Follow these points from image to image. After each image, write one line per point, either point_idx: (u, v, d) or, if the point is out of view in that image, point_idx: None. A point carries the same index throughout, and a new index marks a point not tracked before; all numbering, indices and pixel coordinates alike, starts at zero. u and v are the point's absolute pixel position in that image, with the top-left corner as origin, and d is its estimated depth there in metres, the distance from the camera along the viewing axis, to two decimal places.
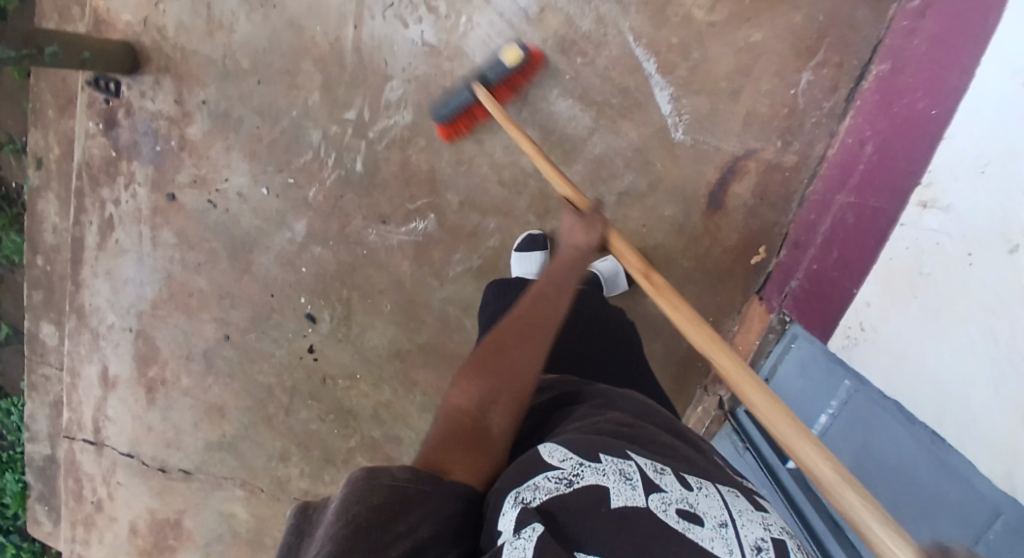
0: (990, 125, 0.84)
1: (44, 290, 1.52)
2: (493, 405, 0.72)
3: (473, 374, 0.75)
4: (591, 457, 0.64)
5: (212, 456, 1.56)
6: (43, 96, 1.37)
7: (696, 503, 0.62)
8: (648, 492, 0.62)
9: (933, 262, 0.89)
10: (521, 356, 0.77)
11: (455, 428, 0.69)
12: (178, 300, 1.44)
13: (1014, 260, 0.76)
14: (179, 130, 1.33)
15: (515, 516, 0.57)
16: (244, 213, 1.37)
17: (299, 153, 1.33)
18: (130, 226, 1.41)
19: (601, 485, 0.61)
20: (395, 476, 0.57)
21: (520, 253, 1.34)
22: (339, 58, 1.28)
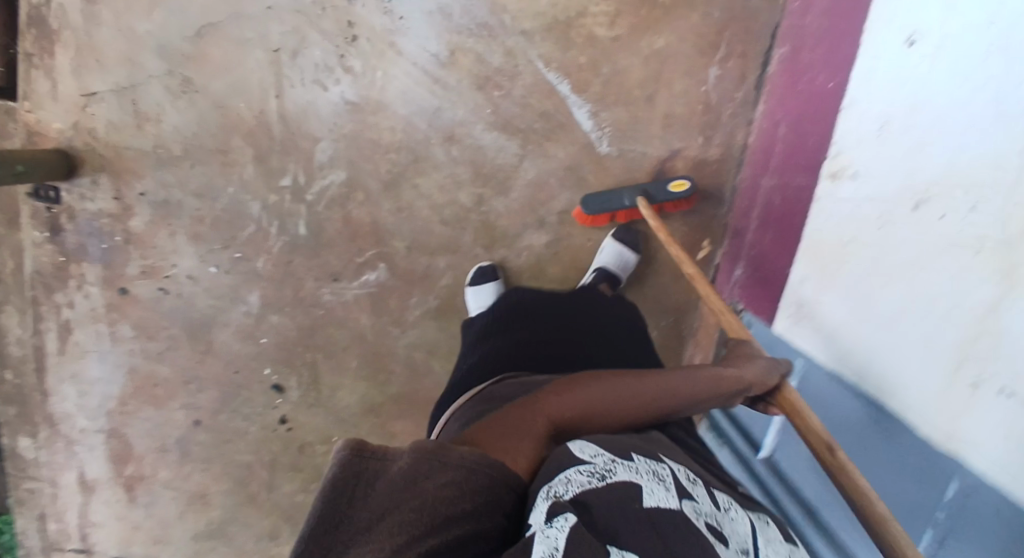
0: (882, 89, 0.87)
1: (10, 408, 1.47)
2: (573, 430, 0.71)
3: (566, 390, 0.74)
4: (623, 457, 0.63)
5: (201, 546, 1.52)
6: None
7: (723, 522, 0.61)
8: (681, 497, 0.61)
9: (851, 228, 0.91)
10: (613, 396, 0.74)
11: (521, 423, 0.68)
12: (144, 391, 1.45)
13: (924, 214, 0.77)
14: (122, 224, 1.37)
15: (549, 504, 0.56)
16: (197, 294, 1.39)
17: (241, 226, 1.36)
18: (89, 326, 1.42)
19: (633, 482, 0.60)
20: (463, 457, 0.58)
21: (474, 287, 1.34)
22: (267, 129, 1.32)
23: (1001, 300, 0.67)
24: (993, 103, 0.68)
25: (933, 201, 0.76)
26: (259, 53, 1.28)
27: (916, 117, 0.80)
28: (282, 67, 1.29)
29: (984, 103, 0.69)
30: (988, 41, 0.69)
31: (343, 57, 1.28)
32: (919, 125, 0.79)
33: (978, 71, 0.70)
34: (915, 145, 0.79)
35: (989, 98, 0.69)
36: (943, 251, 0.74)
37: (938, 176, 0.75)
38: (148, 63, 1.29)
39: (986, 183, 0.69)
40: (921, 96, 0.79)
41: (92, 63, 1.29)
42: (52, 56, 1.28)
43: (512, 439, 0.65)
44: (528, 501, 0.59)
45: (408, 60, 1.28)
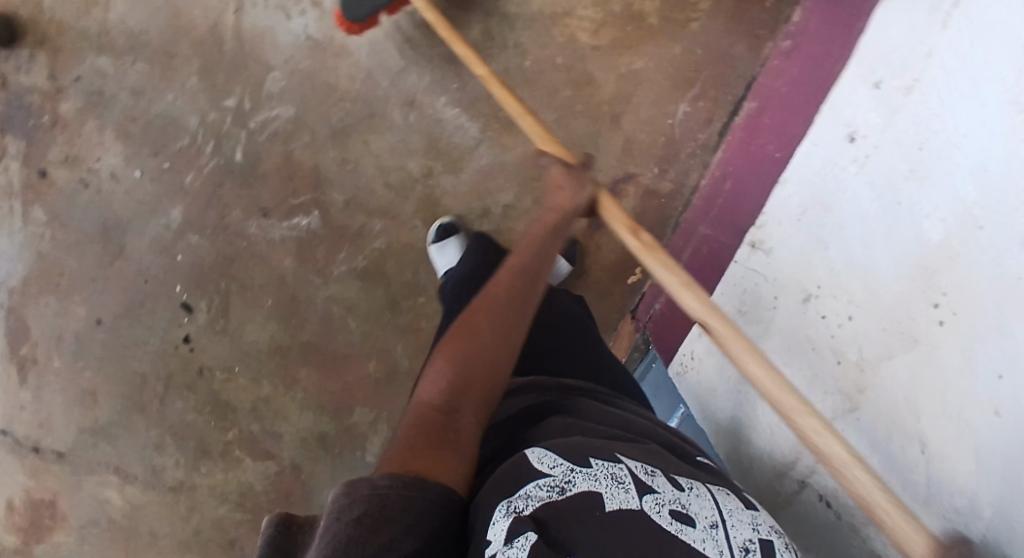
0: (812, 173, 0.87)
1: None
2: (465, 396, 0.65)
3: (446, 362, 0.67)
4: (582, 462, 0.58)
5: (84, 441, 1.53)
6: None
7: (689, 505, 0.57)
8: (642, 494, 0.56)
9: (749, 299, 0.92)
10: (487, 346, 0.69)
11: (423, 423, 0.61)
12: (48, 279, 1.42)
13: (806, 309, 0.79)
14: (52, 105, 1.30)
15: (509, 525, 0.52)
16: (116, 194, 1.33)
17: (175, 137, 1.29)
18: (3, 201, 1.38)
19: (593, 492, 0.55)
20: (375, 484, 0.50)
21: (438, 244, 1.27)
22: (219, 44, 1.24)
23: (842, 412, 0.71)
24: (889, 227, 0.70)
25: (817, 299, 0.78)
26: None
27: (829, 211, 0.81)
28: None
29: (881, 225, 0.71)
30: (903, 166, 0.70)
31: None
32: (830, 219, 0.80)
33: (885, 191, 0.72)
34: (819, 237, 0.81)
35: (885, 220, 0.71)
36: (808, 351, 0.77)
37: (828, 276, 0.77)
38: None
39: (866, 299, 0.70)
40: (839, 193, 0.80)
41: None
42: None
43: (429, 446, 0.58)
44: (482, 515, 0.55)
45: (383, 15, 1.23)
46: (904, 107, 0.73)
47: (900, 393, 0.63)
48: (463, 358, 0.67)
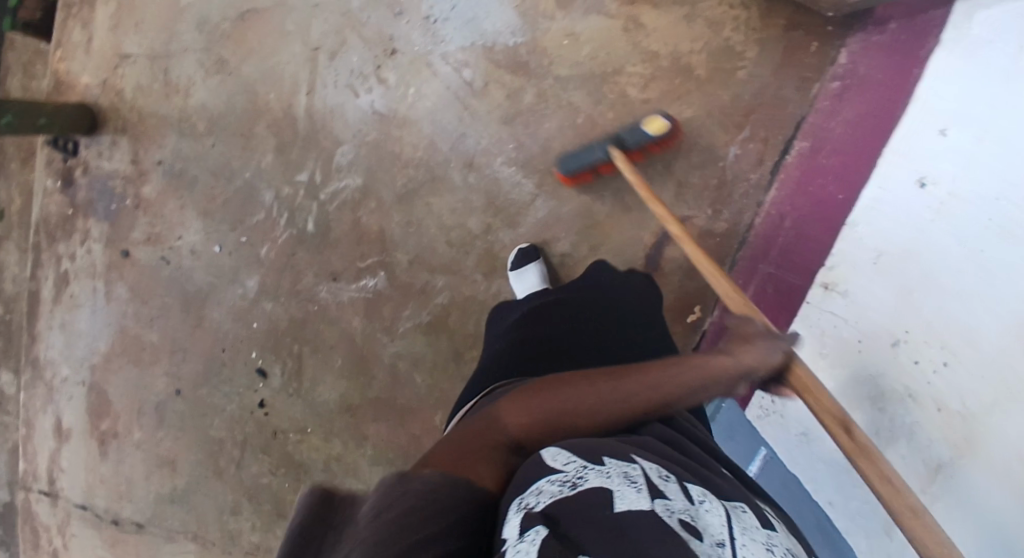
0: (886, 216, 0.89)
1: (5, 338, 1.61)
2: (543, 441, 0.65)
3: (532, 398, 0.67)
4: (595, 462, 0.59)
5: (162, 508, 1.55)
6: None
7: (697, 518, 0.55)
8: (653, 497, 0.55)
9: (832, 343, 0.94)
10: (590, 398, 0.68)
11: (482, 438, 0.63)
12: (130, 352, 1.48)
13: (896, 353, 0.82)
14: (135, 188, 1.39)
15: (517, 521, 0.52)
16: (196, 268, 1.41)
17: (251, 212, 1.37)
18: (86, 280, 1.45)
19: (604, 488, 0.55)
20: (427, 484, 0.54)
21: (516, 272, 1.29)
22: (292, 123, 1.31)
23: (950, 460, 0.72)
24: (980, 273, 0.72)
25: (908, 344, 0.80)
26: (298, 47, 1.28)
27: (909, 256, 0.83)
28: (318, 67, 1.29)
29: (969, 270, 0.73)
30: (987, 211, 0.73)
31: (380, 68, 1.28)
32: (912, 264, 0.82)
33: (969, 238, 0.74)
34: (904, 283, 0.82)
35: (975, 266, 0.72)
36: (905, 399, 0.79)
37: (918, 322, 0.79)
38: (186, 35, 1.31)
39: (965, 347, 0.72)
40: (917, 239, 0.82)
41: (129, 27, 1.33)
42: (93, 10, 1.35)
43: (471, 457, 0.60)
44: (497, 519, 0.55)
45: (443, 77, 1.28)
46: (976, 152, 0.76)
47: (1011, 444, 0.65)
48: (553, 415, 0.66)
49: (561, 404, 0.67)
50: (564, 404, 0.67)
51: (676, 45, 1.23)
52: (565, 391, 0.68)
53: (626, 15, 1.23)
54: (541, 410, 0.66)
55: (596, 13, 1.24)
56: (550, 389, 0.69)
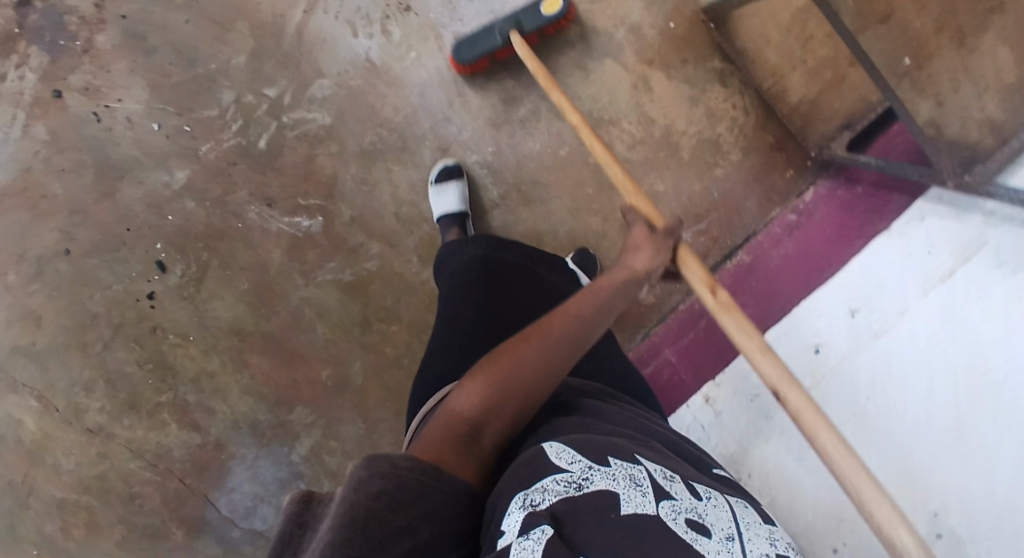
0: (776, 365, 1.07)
1: None
2: (496, 412, 0.68)
3: (481, 376, 0.70)
4: (600, 461, 0.61)
5: (16, 358, 1.43)
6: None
7: (705, 514, 0.60)
8: (658, 500, 0.59)
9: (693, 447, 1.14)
10: (523, 368, 0.71)
11: (448, 435, 0.64)
12: (26, 195, 1.37)
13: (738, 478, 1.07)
14: (88, 32, 1.31)
15: (520, 515, 0.55)
16: (126, 138, 1.32)
17: (204, 105, 1.30)
18: (6, 105, 1.33)
19: (610, 491, 0.58)
20: (396, 465, 0.54)
21: (435, 186, 1.24)
22: (279, 37, 1.27)
23: None
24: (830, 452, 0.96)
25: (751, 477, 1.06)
26: None
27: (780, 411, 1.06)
28: None
29: None
30: (849, 405, 0.97)
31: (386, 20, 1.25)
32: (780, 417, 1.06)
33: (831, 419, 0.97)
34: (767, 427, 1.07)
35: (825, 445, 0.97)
36: None
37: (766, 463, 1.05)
38: None
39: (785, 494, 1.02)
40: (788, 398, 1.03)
41: None
42: None
43: (444, 456, 0.62)
44: (503, 504, 0.57)
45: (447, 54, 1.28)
46: (872, 352, 0.98)
47: None
48: (502, 381, 0.69)
49: (504, 371, 0.70)
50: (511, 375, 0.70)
51: (672, 121, 1.24)
52: (507, 359, 0.71)
53: (640, 72, 1.22)
54: (485, 384, 0.69)
55: (612, 58, 1.22)
56: (493, 363, 0.71)
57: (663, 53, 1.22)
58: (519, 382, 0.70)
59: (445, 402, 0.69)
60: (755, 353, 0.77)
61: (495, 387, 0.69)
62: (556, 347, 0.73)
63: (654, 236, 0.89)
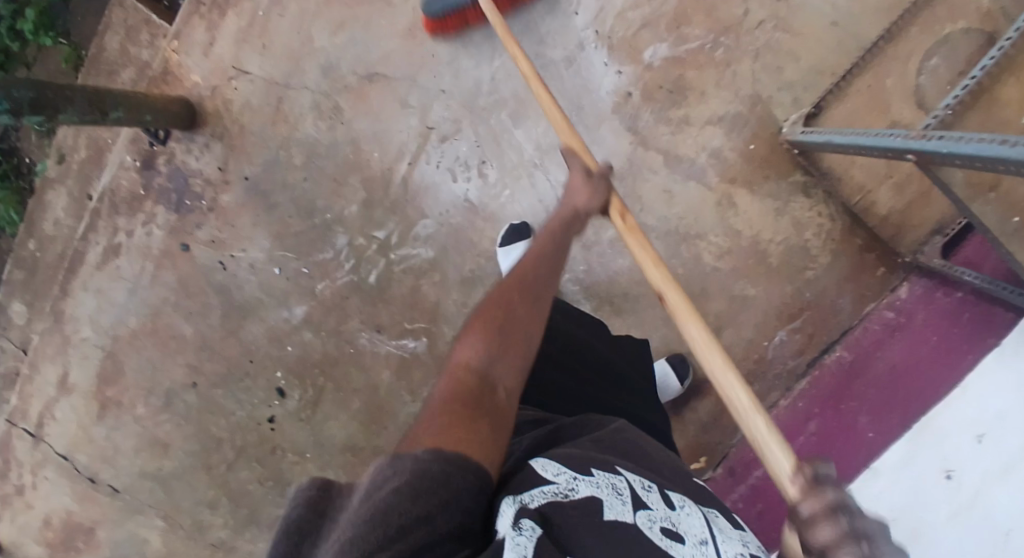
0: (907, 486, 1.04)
1: (24, 271, 1.61)
2: (498, 371, 0.66)
3: (482, 328, 0.69)
4: (583, 472, 0.60)
5: (142, 483, 1.53)
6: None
7: (676, 522, 0.59)
8: (636, 508, 0.58)
9: None
10: (529, 324, 0.72)
11: (461, 392, 0.61)
12: (157, 335, 1.49)
13: None
14: (213, 192, 1.41)
15: (511, 511, 0.51)
16: (249, 282, 1.43)
17: (319, 249, 1.40)
18: (136, 259, 1.46)
19: (595, 498, 0.56)
20: (420, 459, 0.50)
21: (505, 247, 1.28)
22: (386, 184, 1.36)
23: None
24: None
25: None
26: (413, 123, 1.33)
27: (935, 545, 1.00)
28: (427, 143, 1.33)
29: None
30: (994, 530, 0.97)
31: (483, 163, 1.33)
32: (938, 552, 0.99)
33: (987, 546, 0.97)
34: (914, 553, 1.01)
35: None
36: None
37: None
38: (309, 76, 1.35)
39: None
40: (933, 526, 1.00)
41: (255, 44, 1.36)
42: (222, 17, 1.37)
43: (458, 410, 0.58)
44: (490, 508, 0.54)
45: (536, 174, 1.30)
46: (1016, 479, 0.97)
47: None
48: (502, 337, 0.68)
49: (511, 332, 0.70)
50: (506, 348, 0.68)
51: (760, 233, 1.28)
52: (501, 319, 0.70)
53: (725, 191, 1.28)
54: (489, 351, 0.68)
55: (697, 181, 1.27)
56: (487, 324, 0.70)
57: (747, 171, 1.26)
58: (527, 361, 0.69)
59: (451, 361, 0.67)
60: (697, 336, 0.77)
61: (496, 343, 0.68)
62: (536, 304, 0.74)
63: (593, 182, 0.92)
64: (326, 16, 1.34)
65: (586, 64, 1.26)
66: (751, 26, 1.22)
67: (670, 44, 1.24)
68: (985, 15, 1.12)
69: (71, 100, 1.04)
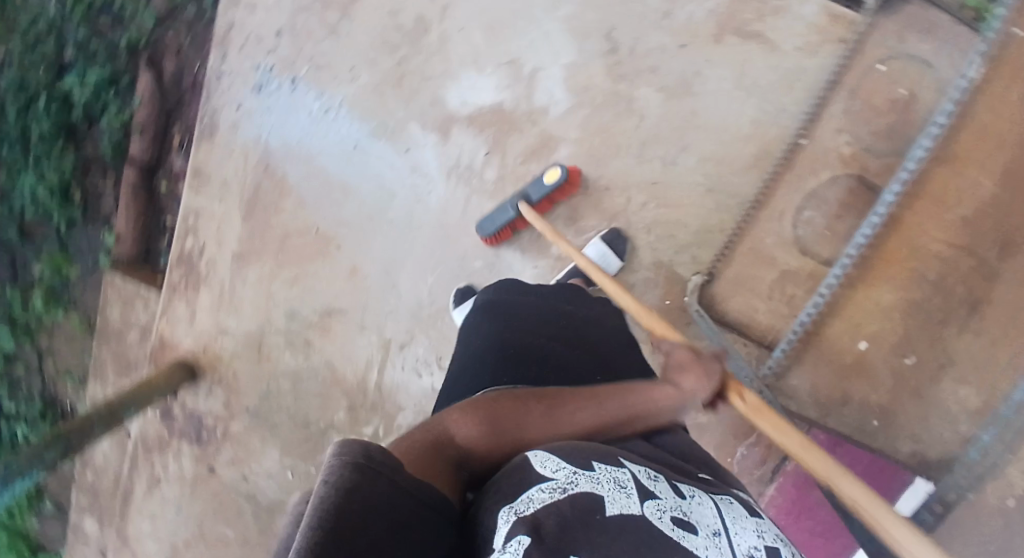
0: None
1: (88, 496, 1.89)
2: (487, 451, 0.67)
3: (480, 412, 0.70)
4: (584, 466, 0.61)
5: None
6: (104, 357, 1.65)
7: (689, 512, 0.61)
8: (644, 499, 0.59)
9: None
10: (553, 424, 0.72)
11: (434, 448, 0.63)
12: (205, 543, 1.68)
13: None
14: (224, 424, 1.59)
15: (506, 528, 0.52)
16: (270, 487, 1.62)
17: (321, 452, 1.57)
18: (175, 485, 1.69)
19: (596, 493, 0.58)
20: (371, 457, 0.48)
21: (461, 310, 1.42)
22: (364, 391, 1.52)
23: None
24: None
25: None
26: (373, 338, 1.49)
27: None
28: (389, 353, 1.49)
29: None
30: None
31: (441, 358, 1.48)
32: None
33: None
34: None
35: None
36: None
37: None
38: (278, 321, 1.49)
39: None
40: None
41: (229, 306, 1.49)
42: (196, 291, 1.50)
43: (434, 470, 0.59)
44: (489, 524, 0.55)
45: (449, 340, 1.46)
46: None
47: None
48: (497, 424, 0.69)
49: (518, 419, 0.71)
50: (501, 422, 0.70)
51: None
52: (512, 414, 0.71)
53: None
54: (485, 426, 0.69)
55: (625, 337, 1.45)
56: (497, 408, 0.72)
57: None
58: (564, 430, 0.72)
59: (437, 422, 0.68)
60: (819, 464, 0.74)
61: (490, 423, 0.69)
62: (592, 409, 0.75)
63: (703, 360, 0.87)
64: (276, 277, 1.46)
65: (507, 268, 1.40)
66: (636, 207, 1.30)
67: (572, 236, 1.34)
68: (849, 159, 1.20)
69: (90, 435, 1.23)
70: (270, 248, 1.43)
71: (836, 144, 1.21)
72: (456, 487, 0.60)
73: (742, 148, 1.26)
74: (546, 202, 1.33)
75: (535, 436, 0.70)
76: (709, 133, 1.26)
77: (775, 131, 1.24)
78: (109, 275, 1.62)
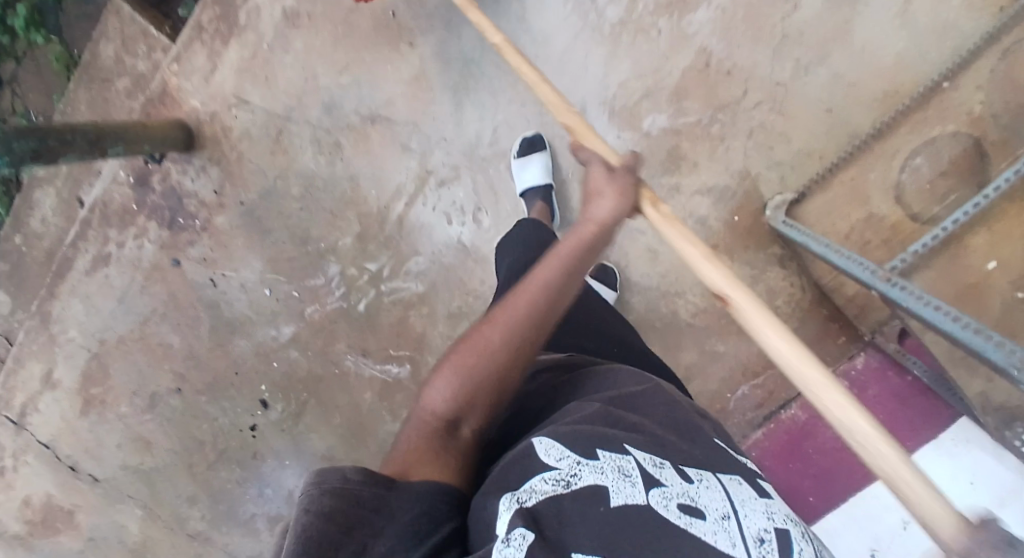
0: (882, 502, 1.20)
1: None
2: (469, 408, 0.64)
3: (455, 368, 0.66)
4: (588, 455, 0.55)
5: (123, 476, 1.46)
6: (78, 98, 1.41)
7: (698, 498, 0.54)
8: (649, 488, 0.53)
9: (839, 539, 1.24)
10: (509, 349, 0.66)
11: (423, 434, 0.62)
12: (145, 344, 1.43)
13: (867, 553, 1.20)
14: (208, 214, 1.37)
15: (510, 518, 0.49)
16: (239, 301, 1.39)
17: (311, 275, 1.37)
18: (125, 271, 1.42)
19: (599, 485, 0.52)
20: (348, 478, 0.51)
21: (520, 161, 1.26)
22: (382, 221, 1.34)
23: None
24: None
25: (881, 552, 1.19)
26: (413, 165, 1.32)
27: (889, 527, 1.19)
28: (424, 186, 1.32)
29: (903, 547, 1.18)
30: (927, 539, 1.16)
31: (478, 209, 1.32)
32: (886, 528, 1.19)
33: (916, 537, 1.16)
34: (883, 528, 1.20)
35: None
36: None
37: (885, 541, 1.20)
38: (310, 110, 1.32)
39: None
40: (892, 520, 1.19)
41: (259, 75, 1.32)
42: (224, 45, 1.33)
43: (417, 458, 0.59)
44: (490, 510, 0.52)
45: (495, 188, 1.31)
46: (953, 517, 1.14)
47: None
48: (470, 374, 0.65)
49: (485, 362, 0.66)
50: (474, 370, 0.65)
51: None
52: (477, 351, 0.66)
53: None
54: (460, 381, 0.65)
55: None
56: (461, 353, 0.67)
57: None
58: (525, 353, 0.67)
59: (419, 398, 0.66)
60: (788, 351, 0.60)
61: (465, 379, 0.65)
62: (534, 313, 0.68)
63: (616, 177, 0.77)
64: (325, 54, 1.31)
65: None
66: (748, 105, 1.21)
67: (668, 115, 1.23)
68: (976, 119, 1.11)
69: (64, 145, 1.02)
70: (331, 21, 1.30)
71: (969, 102, 1.12)
72: (444, 471, 0.59)
73: (877, 76, 1.18)
74: (658, 67, 1.22)
75: (497, 374, 0.66)
76: (850, 49, 1.18)
77: (911, 72, 1.17)
78: (117, 4, 1.41)
